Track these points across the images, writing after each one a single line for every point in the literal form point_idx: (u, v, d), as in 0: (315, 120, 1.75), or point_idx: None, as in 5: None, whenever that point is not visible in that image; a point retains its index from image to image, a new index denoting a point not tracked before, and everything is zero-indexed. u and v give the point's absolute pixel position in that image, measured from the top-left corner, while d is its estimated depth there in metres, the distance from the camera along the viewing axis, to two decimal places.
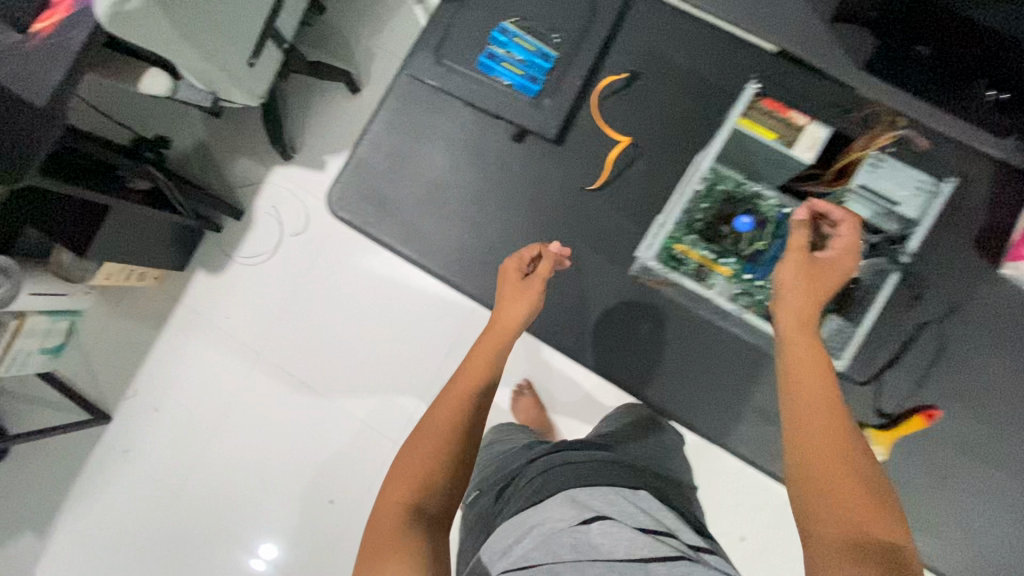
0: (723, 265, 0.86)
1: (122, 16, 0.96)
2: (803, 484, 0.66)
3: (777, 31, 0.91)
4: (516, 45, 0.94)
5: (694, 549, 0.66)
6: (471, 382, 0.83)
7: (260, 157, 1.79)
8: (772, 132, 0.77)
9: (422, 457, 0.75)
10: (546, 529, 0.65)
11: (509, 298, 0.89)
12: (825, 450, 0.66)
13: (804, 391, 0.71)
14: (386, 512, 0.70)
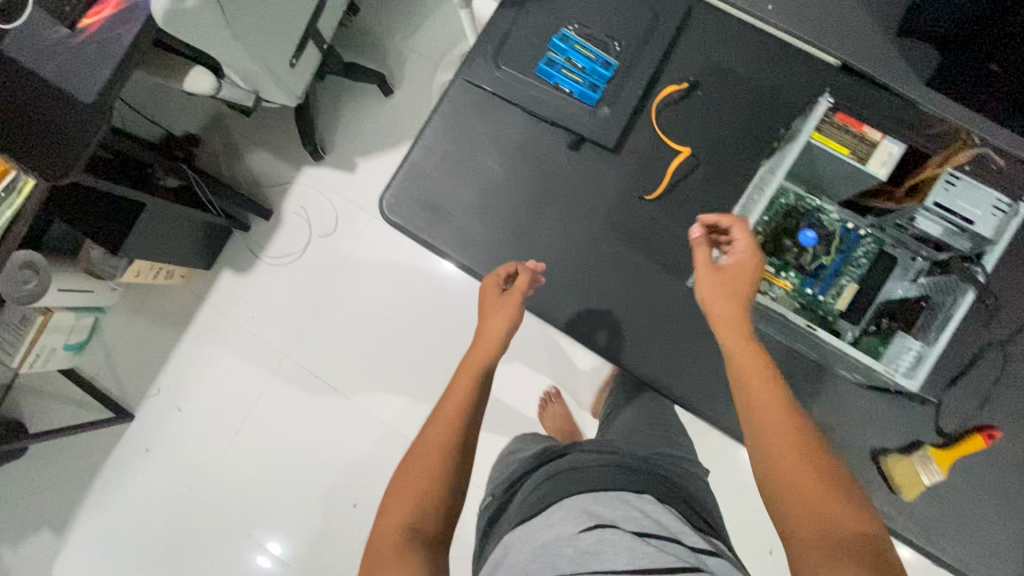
0: (783, 278, 0.87)
1: (177, 15, 0.95)
2: (775, 485, 0.65)
3: (841, 44, 0.90)
4: (577, 52, 0.93)
5: (696, 553, 0.66)
6: (461, 394, 0.83)
7: (290, 157, 1.79)
8: (845, 147, 0.76)
9: (416, 475, 0.75)
10: (550, 540, 0.67)
11: (490, 311, 0.91)
12: (791, 453, 0.66)
13: (757, 396, 0.71)
14: (386, 527, 0.71)
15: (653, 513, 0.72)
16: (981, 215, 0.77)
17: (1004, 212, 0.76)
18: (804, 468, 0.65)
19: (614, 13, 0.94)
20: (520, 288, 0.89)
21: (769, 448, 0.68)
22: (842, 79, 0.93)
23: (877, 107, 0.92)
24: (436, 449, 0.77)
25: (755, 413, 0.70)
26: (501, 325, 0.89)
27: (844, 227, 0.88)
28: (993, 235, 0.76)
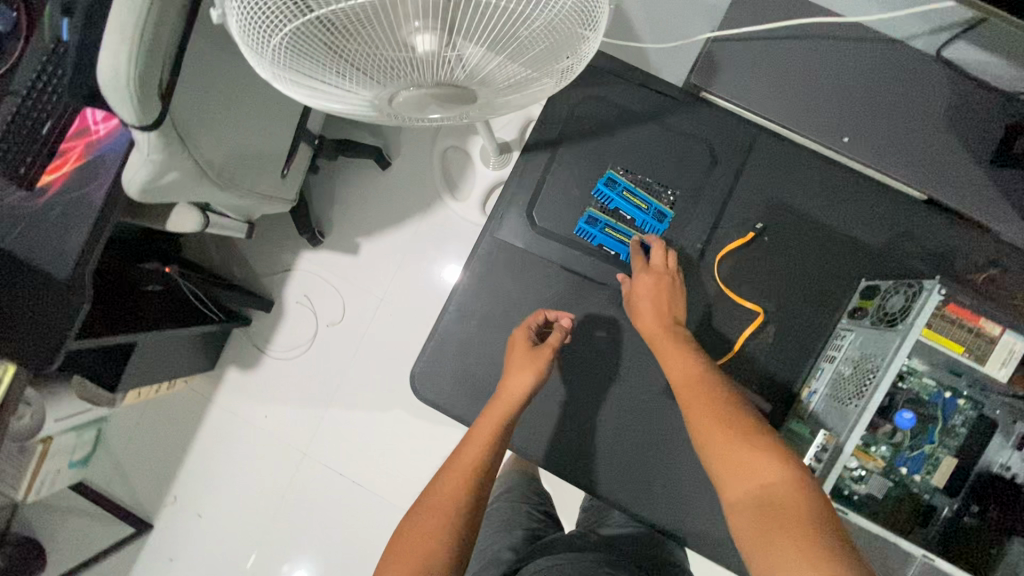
0: (874, 454, 0.77)
1: (155, 189, 0.81)
2: (729, 477, 0.60)
3: (928, 178, 0.78)
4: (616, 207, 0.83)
5: None
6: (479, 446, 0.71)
7: (287, 241, 1.64)
8: (960, 345, 0.66)
9: (422, 535, 0.62)
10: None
11: (517, 367, 0.78)
12: (722, 435, 0.62)
13: (693, 394, 0.67)
14: None
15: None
16: None
17: None
18: (738, 445, 0.61)
19: (662, 155, 0.83)
20: (554, 343, 0.78)
21: (712, 438, 0.63)
22: (925, 216, 0.81)
23: (969, 247, 0.81)
24: (448, 507, 0.64)
25: (696, 412, 0.66)
26: (526, 381, 0.76)
27: (939, 394, 0.77)
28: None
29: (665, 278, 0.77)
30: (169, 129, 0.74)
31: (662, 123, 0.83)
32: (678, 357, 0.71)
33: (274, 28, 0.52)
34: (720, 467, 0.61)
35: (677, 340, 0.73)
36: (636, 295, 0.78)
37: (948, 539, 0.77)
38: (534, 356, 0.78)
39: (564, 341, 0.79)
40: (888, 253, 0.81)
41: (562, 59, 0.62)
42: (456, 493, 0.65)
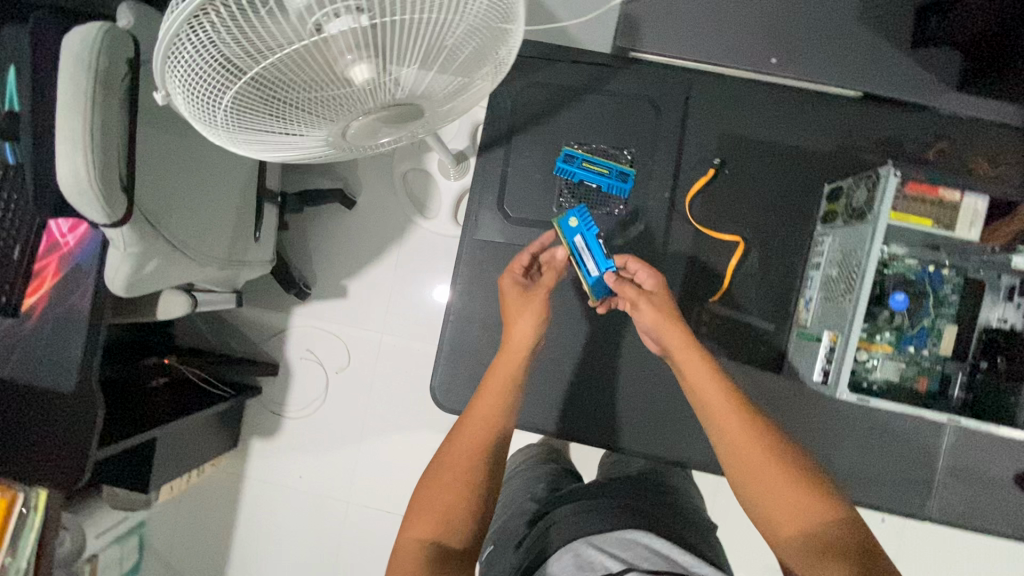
0: (880, 342, 0.80)
1: (139, 279, 0.82)
2: (768, 508, 0.62)
3: (860, 76, 0.83)
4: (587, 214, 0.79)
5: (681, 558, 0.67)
6: (494, 399, 0.71)
7: (275, 302, 1.65)
8: (927, 219, 0.69)
9: (447, 490, 0.64)
10: (567, 554, 0.68)
11: (517, 312, 0.78)
12: (762, 471, 0.63)
13: (723, 421, 0.66)
14: (404, 548, 0.62)
15: (666, 550, 0.68)
16: None
17: None
18: (780, 479, 0.62)
19: (610, 121, 0.86)
20: (547, 283, 0.79)
21: (746, 466, 0.64)
22: (866, 112, 0.85)
23: (913, 130, 0.85)
24: (468, 469, 0.66)
25: (729, 442, 0.65)
26: (529, 327, 0.76)
27: (923, 271, 0.81)
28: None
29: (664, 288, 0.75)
30: (140, 220, 0.76)
31: (602, 90, 0.86)
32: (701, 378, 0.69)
33: (217, 96, 0.55)
34: (758, 496, 0.63)
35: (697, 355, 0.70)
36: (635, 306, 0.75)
37: (969, 398, 0.81)
38: (533, 301, 0.77)
39: (556, 282, 0.79)
40: (842, 155, 0.85)
41: (490, 56, 0.65)
42: (478, 455, 0.67)
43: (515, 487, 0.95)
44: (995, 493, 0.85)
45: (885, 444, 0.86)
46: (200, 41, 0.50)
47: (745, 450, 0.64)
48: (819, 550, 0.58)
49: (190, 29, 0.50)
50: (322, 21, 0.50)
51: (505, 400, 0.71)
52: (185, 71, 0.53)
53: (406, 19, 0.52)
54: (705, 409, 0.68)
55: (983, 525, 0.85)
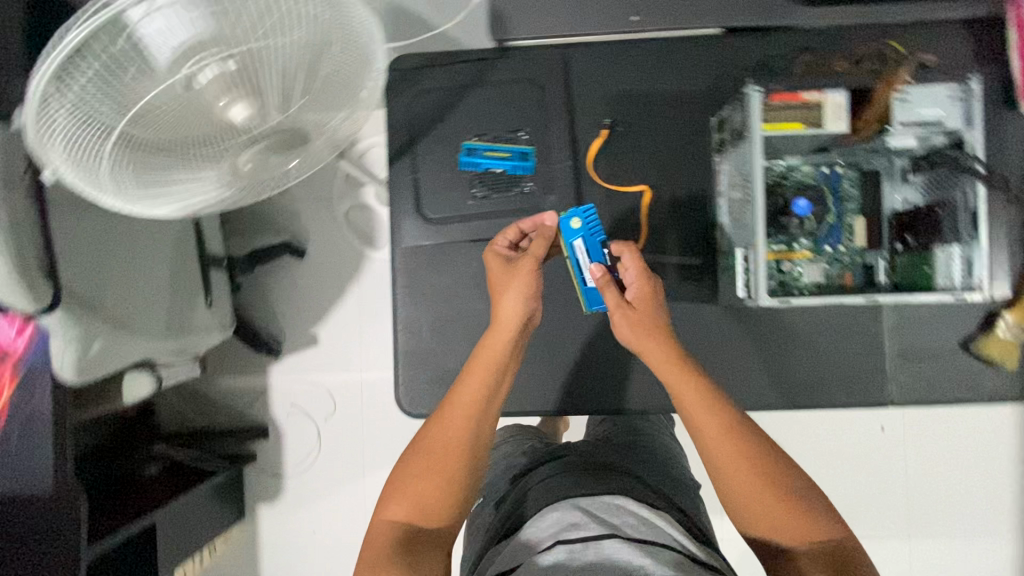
0: (799, 250, 0.84)
1: (89, 364, 0.85)
2: (763, 527, 0.66)
3: (715, 15, 0.91)
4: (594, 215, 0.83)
5: (659, 522, 0.73)
6: (475, 390, 0.71)
7: (251, 366, 1.66)
8: (797, 123, 0.74)
9: (427, 482, 0.67)
10: (556, 518, 0.73)
11: (503, 292, 0.77)
12: (759, 494, 0.66)
13: (714, 440, 0.68)
14: (378, 528, 0.66)
15: (645, 513, 0.75)
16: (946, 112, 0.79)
17: (961, 97, 0.80)
18: (776, 503, 0.66)
19: (500, 108, 0.90)
20: (534, 254, 0.78)
21: (738, 488, 0.67)
22: (732, 43, 0.90)
23: (776, 50, 0.90)
24: (450, 463, 0.68)
25: (721, 462, 0.68)
26: (515, 304, 0.75)
27: (821, 174, 0.85)
28: (964, 125, 0.79)
29: (646, 294, 0.77)
30: (71, 303, 0.80)
31: (486, 82, 0.91)
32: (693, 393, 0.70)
33: (95, 154, 0.58)
34: (750, 516, 0.67)
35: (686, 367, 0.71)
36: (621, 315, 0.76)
37: (897, 279, 0.84)
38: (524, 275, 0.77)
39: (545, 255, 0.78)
40: (720, 89, 0.90)
41: (356, 90, 0.74)
42: (461, 451, 0.68)
43: (502, 475, 0.96)
44: (940, 364, 0.89)
45: (832, 344, 0.89)
46: (69, 104, 0.54)
47: (739, 471, 0.67)
48: (807, 559, 0.64)
49: (57, 95, 0.53)
50: (195, 70, 0.56)
51: (489, 385, 0.72)
52: (61, 141, 0.56)
53: (264, 51, 0.59)
54: (695, 425, 0.69)
55: (937, 395, 0.88)
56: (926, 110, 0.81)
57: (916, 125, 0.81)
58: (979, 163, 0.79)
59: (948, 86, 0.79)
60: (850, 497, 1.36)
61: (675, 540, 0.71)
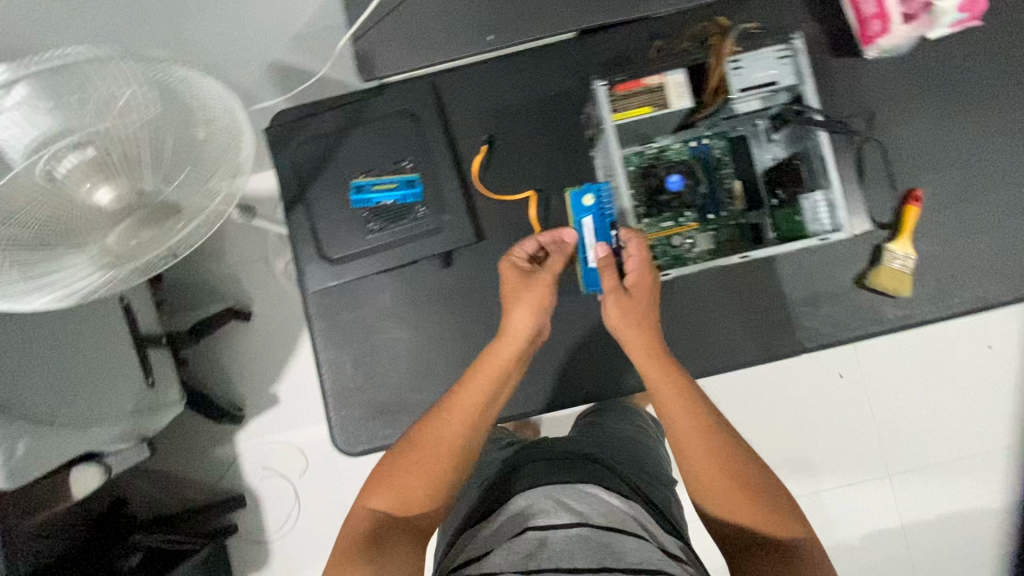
0: (686, 223, 0.89)
1: (18, 467, 0.87)
2: (722, 511, 0.73)
3: (569, 16, 0.93)
4: (609, 195, 0.86)
5: (635, 513, 0.77)
6: (474, 402, 0.78)
7: (217, 437, 1.65)
8: (644, 107, 0.79)
9: (413, 479, 0.74)
10: (529, 505, 0.76)
11: (513, 302, 0.83)
12: (719, 482, 0.72)
13: (682, 428, 0.75)
14: (357, 514, 0.74)
15: (620, 504, 0.77)
16: (778, 74, 0.81)
17: (790, 55, 0.82)
18: (737, 492, 0.71)
19: (381, 144, 0.94)
20: (550, 270, 0.82)
21: (700, 475, 0.73)
22: (586, 45, 0.96)
23: (627, 43, 0.95)
24: (438, 464, 0.75)
25: (687, 448, 0.74)
26: (525, 318, 0.81)
27: (692, 148, 0.91)
28: (796, 81, 0.81)
29: (643, 284, 0.81)
30: None
31: (363, 122, 0.94)
32: (665, 383, 0.77)
33: None
34: (712, 501, 0.73)
35: (660, 359, 0.78)
36: (618, 304, 0.80)
37: (782, 231, 0.88)
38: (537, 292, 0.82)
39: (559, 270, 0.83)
40: (582, 88, 0.95)
41: (234, 155, 0.76)
42: (450, 455, 0.76)
43: None
44: (839, 305, 0.93)
45: (735, 305, 0.94)
46: None
47: (702, 457, 0.73)
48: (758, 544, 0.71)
49: None
50: (49, 161, 0.61)
51: (485, 395, 0.79)
52: None
53: (112, 130, 0.63)
54: (664, 412, 0.76)
55: (841, 334, 0.92)
56: (763, 72, 0.82)
57: (749, 91, 0.82)
58: (819, 113, 0.80)
59: (774, 47, 0.81)
60: (802, 444, 1.51)
61: (650, 531, 0.74)
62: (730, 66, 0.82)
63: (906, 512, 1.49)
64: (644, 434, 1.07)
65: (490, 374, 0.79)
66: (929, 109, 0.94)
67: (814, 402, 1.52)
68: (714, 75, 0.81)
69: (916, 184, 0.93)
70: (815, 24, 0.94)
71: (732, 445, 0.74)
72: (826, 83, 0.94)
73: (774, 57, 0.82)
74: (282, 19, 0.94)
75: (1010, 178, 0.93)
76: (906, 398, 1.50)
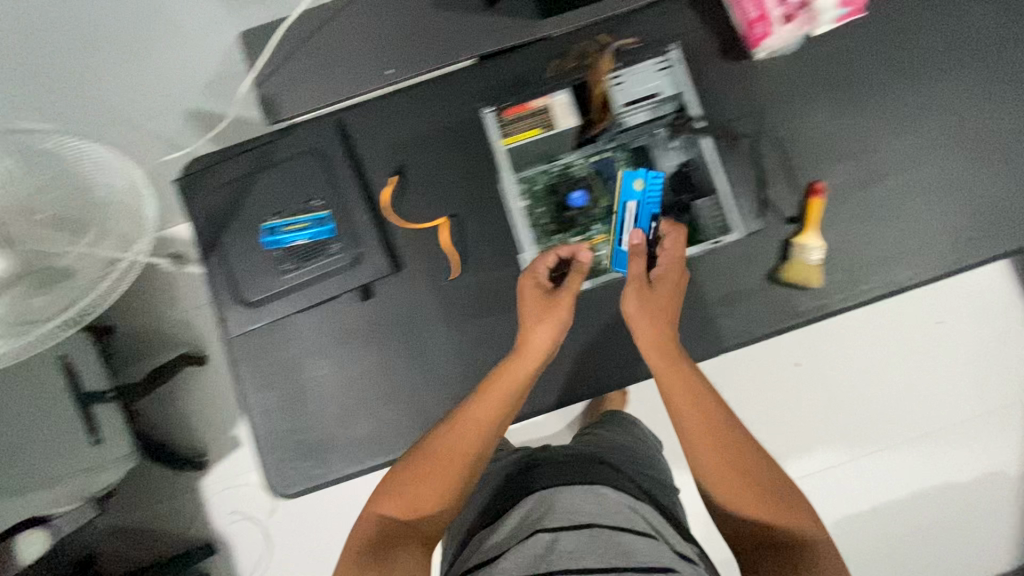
0: (596, 235, 0.93)
1: None
2: (733, 506, 0.72)
3: (463, 45, 0.95)
4: (658, 184, 0.88)
5: (647, 517, 0.76)
6: (490, 413, 0.78)
7: (181, 485, 1.63)
8: (533, 129, 0.89)
9: (423, 488, 0.74)
10: (535, 511, 0.75)
11: (537, 315, 0.82)
12: (729, 477, 0.72)
13: (692, 424, 0.75)
14: (366, 520, 0.74)
15: (630, 505, 0.77)
16: (656, 87, 0.90)
17: (665, 69, 0.91)
18: (747, 488, 0.72)
19: (290, 185, 0.95)
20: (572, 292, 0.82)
21: (710, 470, 0.73)
22: (485, 71, 0.97)
23: (526, 65, 0.97)
24: (450, 473, 0.75)
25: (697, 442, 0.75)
26: (548, 334, 0.81)
27: (593, 163, 0.94)
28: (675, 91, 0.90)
29: (666, 279, 0.83)
30: None
31: (272, 165, 0.95)
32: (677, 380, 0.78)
33: None
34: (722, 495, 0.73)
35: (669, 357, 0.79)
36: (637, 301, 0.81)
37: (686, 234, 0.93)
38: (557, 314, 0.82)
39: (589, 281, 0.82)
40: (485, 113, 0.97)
41: (141, 216, 0.85)
42: (463, 464, 0.75)
43: None
44: (756, 302, 0.94)
45: None
46: None
47: (713, 452, 0.73)
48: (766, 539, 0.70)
49: None
50: None
51: (499, 409, 0.78)
52: None
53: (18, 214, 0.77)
54: (676, 406, 0.77)
55: (761, 331, 0.93)
56: (644, 86, 0.91)
57: (634, 105, 0.91)
58: (699, 120, 0.89)
59: (649, 64, 0.90)
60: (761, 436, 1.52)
61: (662, 533, 0.74)
62: (613, 83, 0.90)
63: (873, 493, 1.50)
64: (620, 439, 1.07)
65: (507, 386, 0.79)
66: (823, 103, 0.96)
67: (770, 393, 1.53)
68: (597, 92, 0.89)
69: (817, 177, 0.95)
70: (704, 31, 0.97)
71: (741, 442, 0.74)
72: (720, 88, 0.96)
73: (651, 72, 0.91)
74: (185, 66, 0.96)
75: (908, 162, 0.95)
76: (861, 377, 1.53)
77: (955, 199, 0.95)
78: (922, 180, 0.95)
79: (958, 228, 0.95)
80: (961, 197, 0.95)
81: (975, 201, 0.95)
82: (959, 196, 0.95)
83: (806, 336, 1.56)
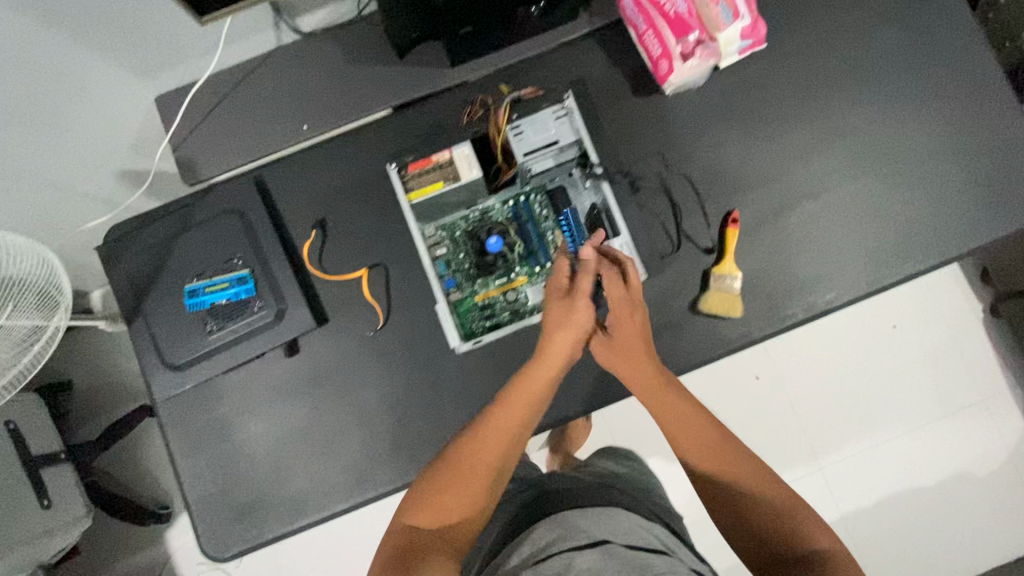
0: (517, 278, 0.93)
1: None
2: (738, 506, 0.73)
3: (373, 98, 0.97)
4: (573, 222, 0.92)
5: (662, 539, 0.73)
6: (515, 420, 0.76)
7: (146, 539, 1.60)
8: (438, 182, 0.90)
9: (454, 497, 0.72)
10: (541, 537, 0.71)
11: (555, 324, 0.79)
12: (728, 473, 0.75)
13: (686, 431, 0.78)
14: (392, 533, 0.72)
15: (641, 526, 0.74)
16: (556, 132, 0.91)
17: (564, 115, 0.92)
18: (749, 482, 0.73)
19: (210, 244, 0.95)
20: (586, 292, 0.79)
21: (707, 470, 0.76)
22: (399, 120, 0.98)
23: (438, 112, 0.98)
24: (481, 480, 0.73)
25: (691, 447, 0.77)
26: (570, 340, 0.79)
27: (510, 207, 0.95)
28: (573, 138, 0.91)
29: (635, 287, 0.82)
30: None
31: (191, 227, 0.96)
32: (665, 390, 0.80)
33: None
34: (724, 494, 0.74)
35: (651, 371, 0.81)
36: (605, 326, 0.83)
37: None
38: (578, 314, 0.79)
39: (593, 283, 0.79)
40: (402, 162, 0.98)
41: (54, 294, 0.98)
42: (492, 470, 0.73)
43: None
44: (682, 333, 0.94)
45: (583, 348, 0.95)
46: None
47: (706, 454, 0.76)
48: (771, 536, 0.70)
49: None
50: None
51: (524, 418, 0.76)
52: None
53: None
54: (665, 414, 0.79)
55: (687, 361, 0.94)
56: (546, 132, 0.91)
57: (537, 151, 0.90)
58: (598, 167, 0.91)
59: (547, 112, 0.91)
60: None
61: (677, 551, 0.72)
62: (513, 132, 0.90)
63: (841, 503, 1.49)
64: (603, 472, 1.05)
65: (529, 396, 0.77)
66: (733, 132, 0.97)
67: (729, 411, 1.53)
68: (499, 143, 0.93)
69: (733, 206, 0.96)
70: (612, 69, 0.98)
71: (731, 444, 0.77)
72: (632, 122, 0.98)
73: (551, 118, 0.92)
74: (103, 136, 0.98)
75: (821, 184, 0.97)
76: (818, 387, 1.53)
77: (871, 217, 0.96)
78: (836, 201, 0.96)
79: (877, 245, 0.96)
80: (877, 215, 0.96)
81: (889, 217, 0.96)
82: (874, 214, 0.96)
83: (760, 350, 1.56)
